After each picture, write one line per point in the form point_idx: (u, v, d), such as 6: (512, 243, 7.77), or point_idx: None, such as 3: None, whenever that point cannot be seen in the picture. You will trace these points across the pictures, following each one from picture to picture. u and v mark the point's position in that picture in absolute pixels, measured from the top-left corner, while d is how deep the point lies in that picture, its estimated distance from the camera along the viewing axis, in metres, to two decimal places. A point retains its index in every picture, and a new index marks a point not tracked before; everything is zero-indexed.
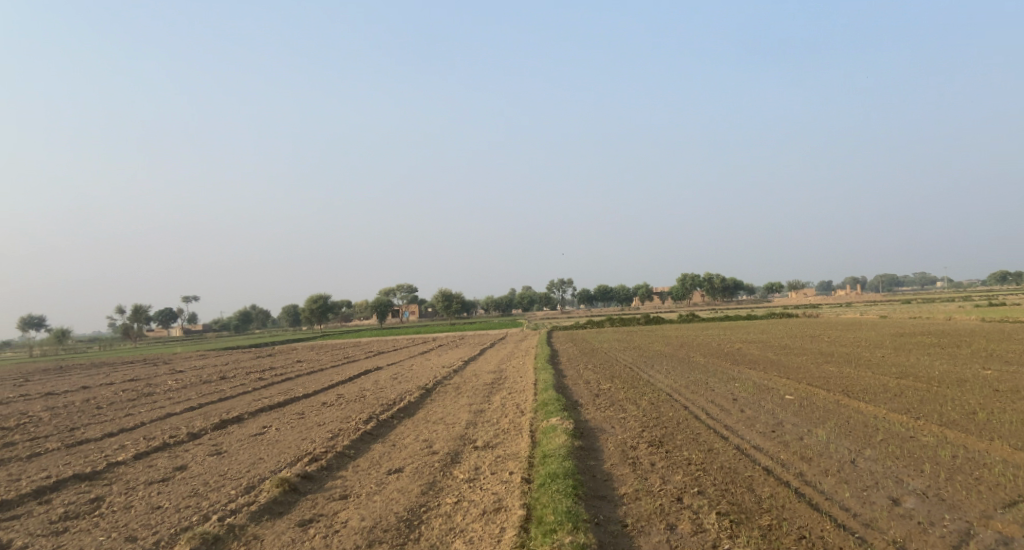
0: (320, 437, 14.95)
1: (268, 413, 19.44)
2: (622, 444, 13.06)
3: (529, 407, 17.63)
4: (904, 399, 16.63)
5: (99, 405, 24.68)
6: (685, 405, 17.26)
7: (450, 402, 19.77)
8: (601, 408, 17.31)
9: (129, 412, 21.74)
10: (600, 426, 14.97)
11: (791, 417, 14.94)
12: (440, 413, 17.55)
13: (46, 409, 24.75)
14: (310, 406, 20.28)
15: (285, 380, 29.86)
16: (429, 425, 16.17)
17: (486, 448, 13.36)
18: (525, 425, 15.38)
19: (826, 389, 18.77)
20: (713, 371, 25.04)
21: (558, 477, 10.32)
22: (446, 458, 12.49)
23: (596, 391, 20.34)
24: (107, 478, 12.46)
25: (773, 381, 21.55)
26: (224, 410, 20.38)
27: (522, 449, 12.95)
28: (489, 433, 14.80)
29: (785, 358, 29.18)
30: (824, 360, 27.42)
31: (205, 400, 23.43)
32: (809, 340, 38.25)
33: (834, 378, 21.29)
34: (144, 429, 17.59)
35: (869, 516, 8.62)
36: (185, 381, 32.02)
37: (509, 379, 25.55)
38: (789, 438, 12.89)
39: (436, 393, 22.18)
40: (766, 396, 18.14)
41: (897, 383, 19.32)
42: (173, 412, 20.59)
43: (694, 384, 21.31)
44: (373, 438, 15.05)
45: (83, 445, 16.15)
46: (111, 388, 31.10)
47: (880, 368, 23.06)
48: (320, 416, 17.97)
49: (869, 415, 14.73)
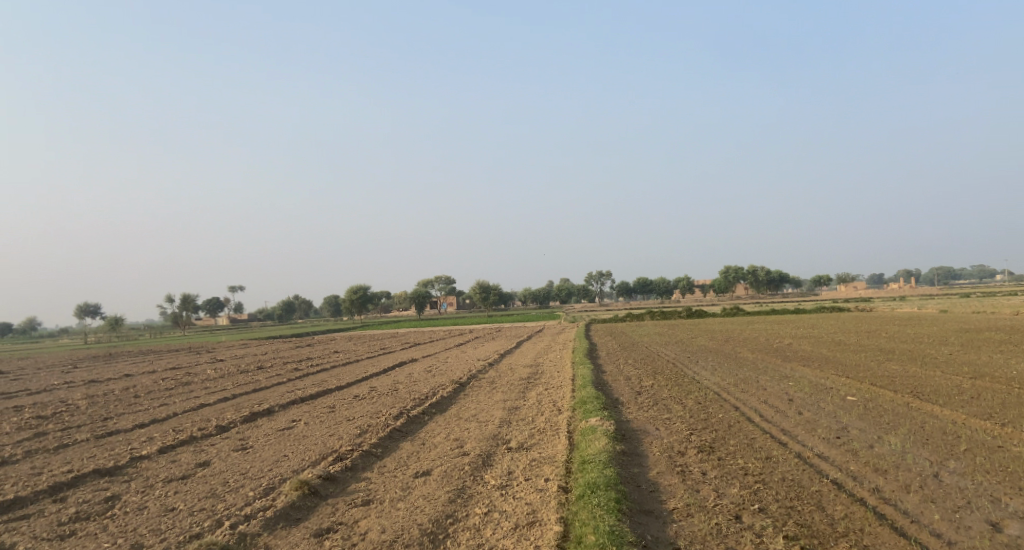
0: (348, 433, 14.21)
1: (298, 406, 18.87)
2: (669, 449, 11.96)
3: (567, 405, 16.63)
4: (983, 403, 15.11)
5: (137, 394, 24.51)
6: (736, 405, 16.04)
7: (485, 397, 18.92)
8: (644, 407, 16.18)
9: (163, 402, 21.46)
10: (643, 428, 13.89)
11: (856, 422, 13.64)
12: (472, 410, 16.70)
13: (85, 397, 24.76)
14: (341, 399, 19.68)
15: (321, 371, 29.44)
16: (461, 423, 15.32)
17: (520, 450, 12.40)
18: (563, 425, 14.37)
19: (892, 390, 17.31)
20: (763, 369, 23.65)
21: (599, 487, 9.33)
22: (477, 461, 11.61)
23: (638, 388, 19.25)
24: (127, 474, 11.87)
25: (830, 379, 20.10)
26: (257, 402, 19.92)
27: (559, 453, 11.95)
28: (524, 433, 13.84)
29: (841, 355, 27.47)
30: (885, 357, 25.69)
31: (238, 391, 23.04)
32: (864, 336, 36.27)
33: (898, 378, 19.73)
34: (175, 421, 17.16)
35: (967, 544, 7.40)
36: (223, 370, 31.89)
37: (546, 374, 24.60)
38: (857, 446, 11.64)
39: (470, 388, 21.34)
40: (825, 397, 16.80)
41: (971, 384, 17.71)
42: (205, 403, 20.17)
43: (743, 382, 20.02)
44: (402, 435, 14.25)
45: (111, 437, 15.71)
46: (152, 376, 31.13)
47: (948, 368, 21.36)
48: (350, 410, 17.29)
49: (946, 421, 13.32)
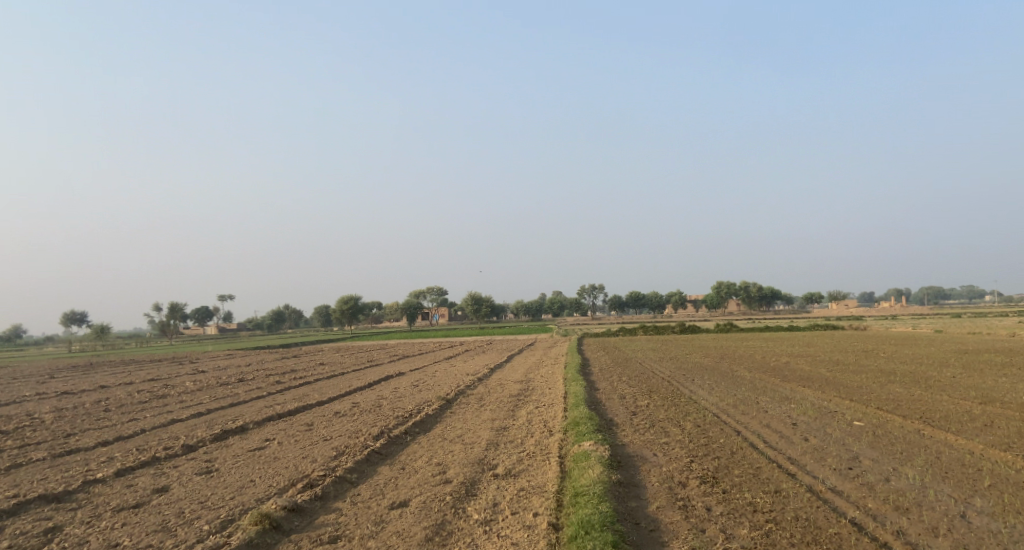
0: (322, 455, 13.20)
1: (275, 423, 17.86)
2: (668, 479, 11.02)
3: (559, 425, 15.67)
4: (999, 431, 14.29)
5: (108, 408, 23.35)
6: (737, 429, 15.14)
7: (471, 415, 17.94)
8: (640, 429, 15.25)
9: (133, 417, 20.34)
10: (639, 453, 12.97)
11: (867, 450, 12.80)
12: (459, 430, 15.75)
13: (54, 411, 23.61)
14: (321, 416, 18.68)
15: (304, 385, 28.27)
16: (445, 445, 14.34)
17: (508, 477, 11.45)
18: (554, 449, 13.42)
19: (900, 415, 16.45)
20: (761, 389, 22.78)
21: (593, 528, 8.40)
22: (460, 489, 10.65)
23: (633, 408, 18.30)
24: (77, 500, 10.83)
25: (833, 402, 19.25)
26: (232, 418, 18.87)
27: (549, 482, 10.98)
28: (511, 457, 12.87)
29: (841, 375, 26.61)
30: (887, 379, 24.90)
31: (215, 406, 21.95)
32: (862, 355, 35.55)
33: (905, 401, 18.90)
34: (141, 439, 16.13)
35: None
36: (203, 383, 30.71)
37: (537, 391, 23.64)
38: (872, 479, 10.78)
39: (457, 405, 20.36)
40: (830, 421, 15.94)
41: (982, 410, 16.89)
42: (177, 419, 19.09)
43: (742, 403, 19.14)
44: (381, 458, 13.28)
45: (69, 456, 14.65)
46: (128, 388, 29.93)
47: (954, 391, 20.55)
48: (329, 429, 16.29)
49: (963, 452, 12.47)
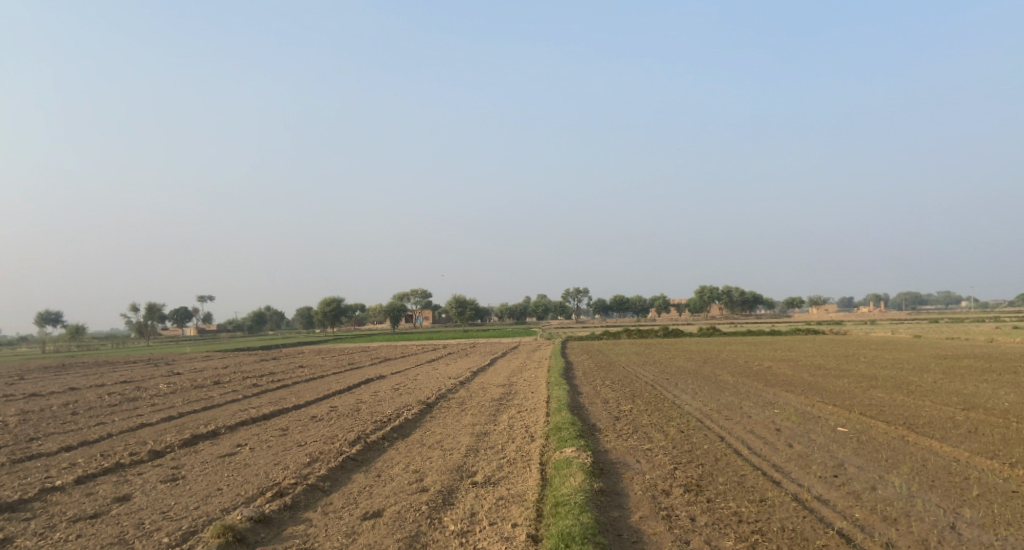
0: (295, 462, 12.74)
1: (248, 428, 17.33)
2: (651, 487, 10.70)
3: (540, 431, 15.32)
4: (983, 438, 14.17)
5: (76, 411, 22.59)
6: (721, 435, 14.88)
7: (451, 420, 17.53)
8: (622, 435, 14.93)
9: (101, 421, 19.69)
10: (622, 460, 12.64)
11: (852, 457, 12.58)
12: (438, 435, 15.34)
13: (19, 413, 22.82)
14: (296, 421, 18.17)
15: (281, 388, 27.66)
16: (423, 451, 13.91)
17: (487, 485, 11.08)
18: (535, 455, 13.06)
19: (884, 421, 16.30)
20: (744, 394, 22.57)
21: (573, 540, 8.07)
22: (437, 498, 10.26)
23: (616, 413, 17.97)
24: (32, 510, 10.29)
25: (817, 407, 19.09)
26: (204, 422, 18.29)
27: (529, 491, 10.62)
28: (491, 465, 12.48)
29: (824, 380, 26.53)
30: (869, 384, 24.87)
31: (187, 410, 21.32)
32: (843, 360, 35.60)
33: (888, 407, 18.78)
34: (107, 444, 15.54)
35: None
36: (177, 385, 29.97)
37: (519, 395, 23.25)
38: (859, 487, 10.56)
39: (437, 409, 19.93)
40: (814, 427, 15.74)
41: (965, 417, 16.77)
42: (147, 423, 18.47)
43: (726, 408, 18.89)
44: (356, 465, 12.84)
45: (29, 462, 14.04)
46: (99, 391, 29.10)
47: (937, 397, 20.46)
48: (304, 434, 15.81)
49: (949, 459, 12.30)
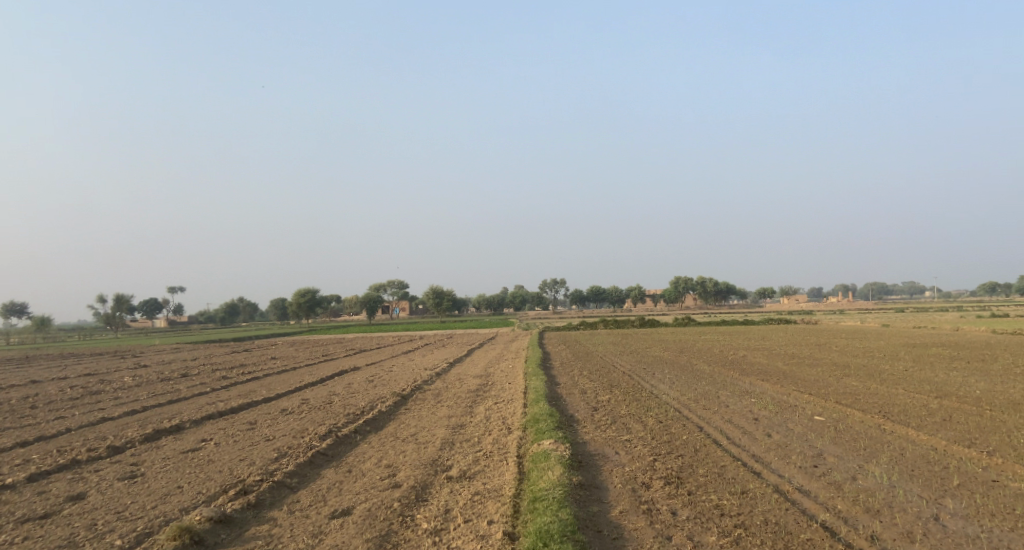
0: (262, 458, 12.24)
1: (214, 422, 16.72)
2: (631, 480, 10.43)
3: (518, 423, 14.99)
4: (958, 426, 14.19)
5: (35, 405, 21.71)
6: (699, 425, 14.67)
7: (426, 413, 17.12)
8: (600, 426, 14.64)
9: (60, 415, 18.89)
10: (601, 452, 12.36)
11: (831, 447, 12.45)
12: (412, 428, 14.92)
13: None
14: (265, 414, 17.60)
15: (251, 381, 26.94)
16: (397, 445, 13.50)
17: (462, 479, 10.72)
18: (512, 448, 12.72)
19: (860, 409, 16.28)
20: (721, 383, 22.48)
21: (552, 538, 7.76)
22: (410, 494, 9.86)
23: (594, 403, 17.71)
24: None
25: (793, 396, 19.07)
26: (168, 416, 17.64)
27: (506, 485, 10.28)
28: (466, 458, 12.12)
29: (799, 369, 26.63)
30: (843, 372, 25.01)
31: (151, 403, 20.59)
32: (816, 349, 35.90)
33: (863, 395, 18.83)
34: (64, 439, 14.84)
35: None
36: (142, 378, 29.07)
37: (495, 386, 22.88)
38: (839, 477, 10.40)
39: (412, 401, 19.48)
40: (791, 416, 15.65)
41: (939, 404, 16.82)
42: (108, 417, 17.74)
43: (703, 397, 18.74)
44: (326, 460, 12.38)
45: None
46: (60, 384, 28.11)
47: (910, 385, 20.60)
48: (273, 429, 15.26)
49: (927, 448, 12.24)
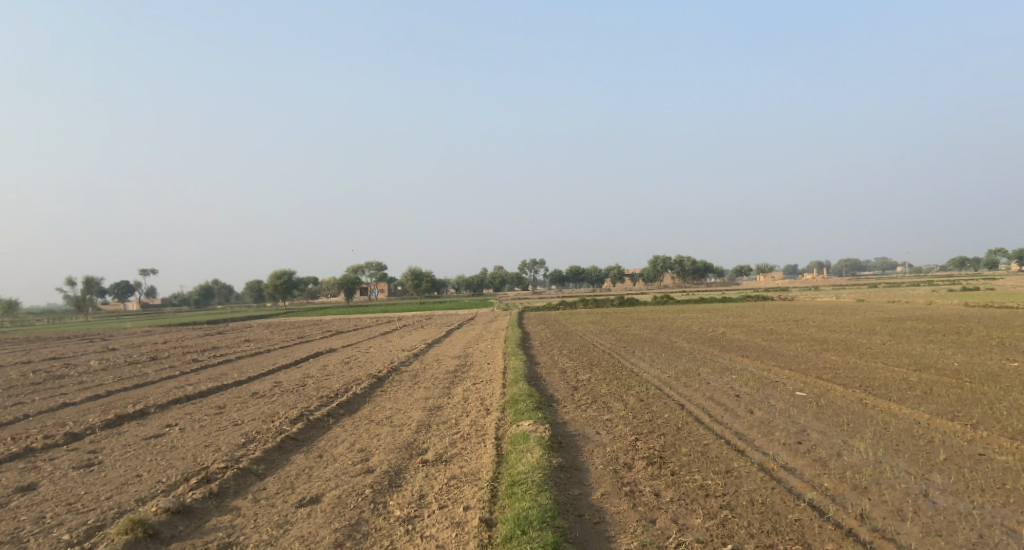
0: (229, 443, 11.69)
1: (181, 406, 16.10)
2: (612, 461, 10.08)
3: (496, 404, 14.58)
4: (940, 399, 14.07)
5: None
6: (681, 403, 14.38)
7: (402, 394, 16.64)
8: (581, 406, 14.29)
9: (19, 401, 18.08)
10: (581, 433, 11.99)
11: (814, 423, 12.22)
12: (387, 411, 14.45)
13: None
14: (235, 398, 16.98)
15: (223, 364, 26.21)
16: (371, 428, 13.01)
17: (438, 463, 10.29)
18: (490, 430, 12.30)
19: (841, 384, 16.14)
20: (702, 360, 22.30)
21: (531, 525, 7.38)
22: (382, 480, 9.40)
23: (574, 383, 17.36)
24: None
25: (774, 371, 18.91)
26: (132, 401, 16.94)
27: (483, 469, 9.88)
28: (442, 441, 11.68)
29: (778, 344, 26.57)
30: (822, 347, 24.98)
31: (115, 387, 19.84)
32: (794, 324, 36.02)
33: (843, 369, 18.73)
34: (20, 426, 14.12)
35: None
36: (110, 362, 28.14)
37: (474, 366, 22.46)
38: (825, 454, 10.15)
39: (388, 383, 18.99)
40: (773, 392, 15.45)
41: (920, 378, 16.73)
42: (68, 403, 16.99)
43: (684, 374, 18.51)
44: (296, 445, 11.87)
45: None
46: (22, 368, 27.11)
47: (889, 359, 20.57)
48: (242, 413, 14.67)
49: (910, 422, 12.07)
